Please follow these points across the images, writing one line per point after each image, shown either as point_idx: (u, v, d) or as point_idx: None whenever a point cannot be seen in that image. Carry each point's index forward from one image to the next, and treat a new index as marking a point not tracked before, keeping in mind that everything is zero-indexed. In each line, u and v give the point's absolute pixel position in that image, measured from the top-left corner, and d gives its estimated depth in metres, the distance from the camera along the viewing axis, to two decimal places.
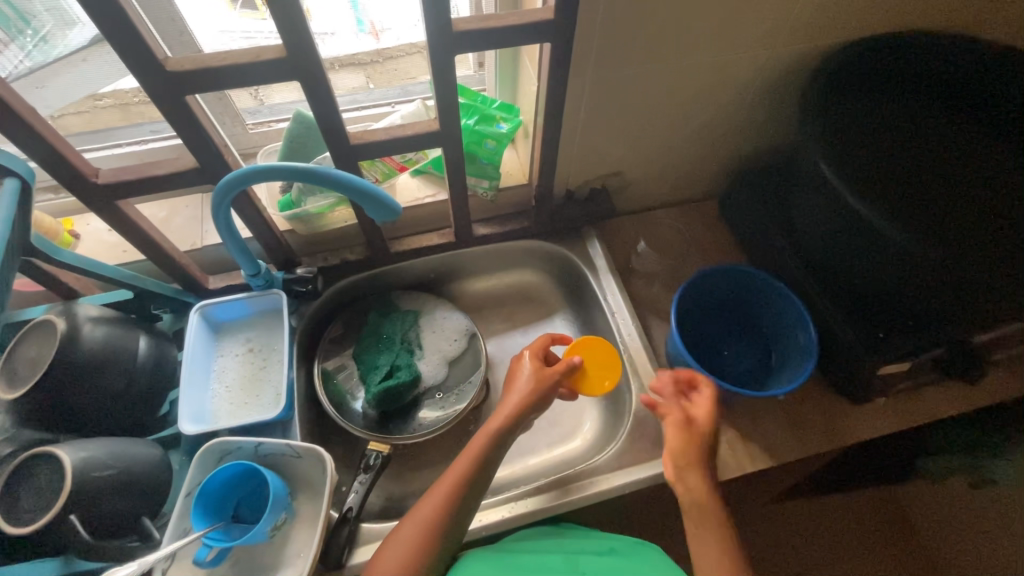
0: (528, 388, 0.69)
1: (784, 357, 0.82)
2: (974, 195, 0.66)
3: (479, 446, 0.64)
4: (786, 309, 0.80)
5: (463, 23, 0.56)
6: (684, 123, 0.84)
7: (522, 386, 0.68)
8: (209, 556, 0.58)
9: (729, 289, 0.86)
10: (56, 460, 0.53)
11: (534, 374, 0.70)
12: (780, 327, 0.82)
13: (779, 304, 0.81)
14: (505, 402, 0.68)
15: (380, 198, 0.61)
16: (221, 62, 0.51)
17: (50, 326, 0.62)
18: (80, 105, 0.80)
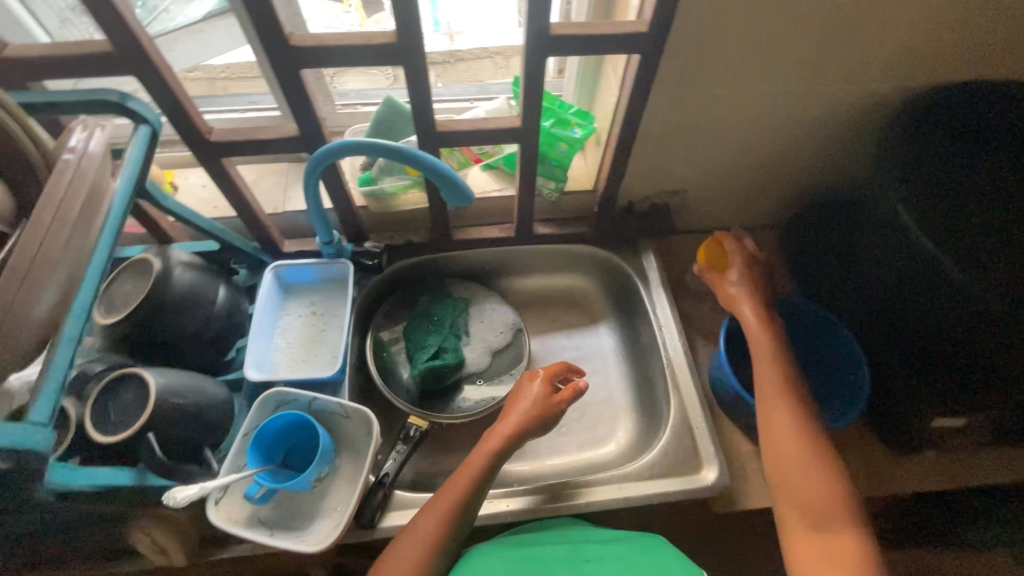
0: (533, 411, 0.71)
1: (831, 395, 0.81)
2: None
3: (478, 464, 0.66)
4: (840, 347, 0.79)
5: (561, 27, 0.59)
6: (757, 149, 0.84)
7: (529, 408, 0.71)
8: (257, 494, 0.63)
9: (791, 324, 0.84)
10: (144, 382, 0.59)
11: (541, 399, 0.72)
12: (831, 365, 0.81)
13: (832, 340, 0.80)
14: (510, 419, 0.71)
15: (456, 183, 0.65)
16: (337, 41, 0.56)
17: (147, 265, 0.68)
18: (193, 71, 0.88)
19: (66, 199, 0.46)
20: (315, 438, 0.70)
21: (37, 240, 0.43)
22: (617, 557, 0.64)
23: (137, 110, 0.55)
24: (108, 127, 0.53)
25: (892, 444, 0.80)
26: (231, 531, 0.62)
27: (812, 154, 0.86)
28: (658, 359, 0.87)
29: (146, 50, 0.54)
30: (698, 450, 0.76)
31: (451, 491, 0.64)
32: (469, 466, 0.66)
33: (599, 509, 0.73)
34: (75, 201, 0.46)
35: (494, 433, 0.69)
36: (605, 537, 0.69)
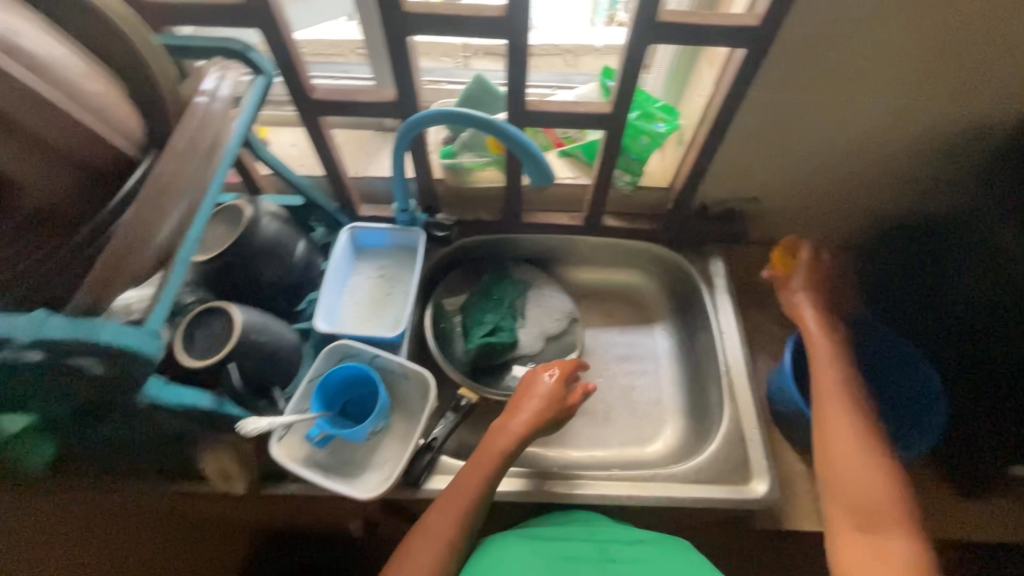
0: (545, 408, 0.71)
1: (895, 427, 0.78)
2: None
3: (486, 466, 0.66)
4: (912, 377, 0.76)
5: (669, 15, 0.58)
6: (848, 162, 0.81)
7: (541, 405, 0.71)
8: (318, 437, 0.66)
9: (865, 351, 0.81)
10: (229, 317, 0.63)
11: (549, 399, 0.72)
12: (899, 394, 0.78)
13: (904, 369, 0.77)
14: (523, 415, 0.70)
15: (540, 160, 0.65)
16: (449, 11, 0.58)
17: (240, 211, 0.73)
18: None
19: (198, 132, 0.47)
20: (374, 394, 0.73)
21: (171, 162, 0.44)
22: (641, 557, 0.63)
23: (255, 61, 0.59)
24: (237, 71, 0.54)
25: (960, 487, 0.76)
26: (290, 467, 0.65)
27: (907, 174, 0.82)
28: (714, 366, 0.85)
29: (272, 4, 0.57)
30: (749, 462, 0.74)
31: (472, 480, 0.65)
32: (488, 456, 0.66)
33: (640, 504, 0.72)
34: (204, 135, 0.47)
35: (501, 432, 0.69)
36: (625, 535, 0.67)
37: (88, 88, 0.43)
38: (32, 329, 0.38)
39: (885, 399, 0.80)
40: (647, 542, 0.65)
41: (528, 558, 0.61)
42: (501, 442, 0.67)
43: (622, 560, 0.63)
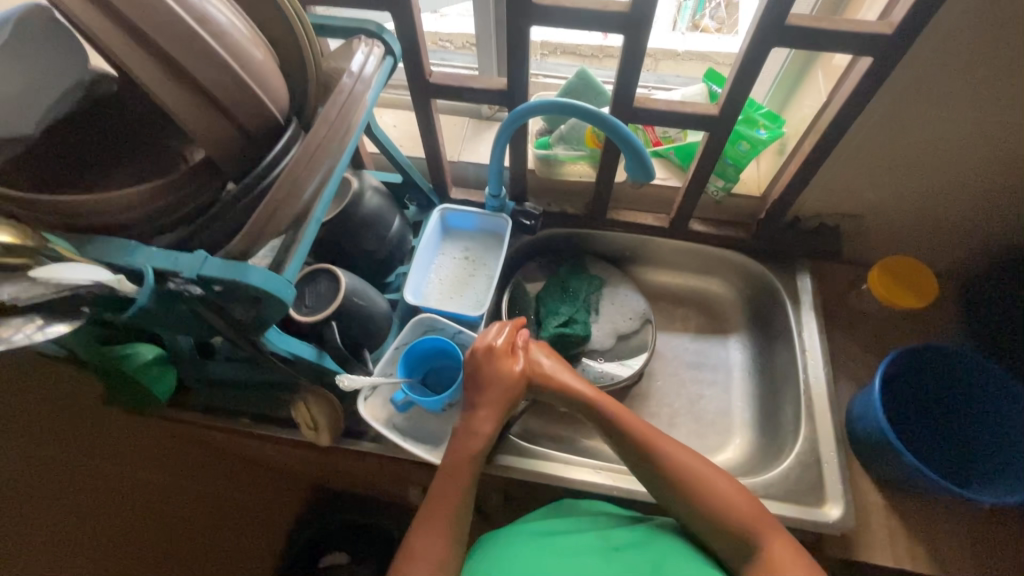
0: (507, 392, 0.64)
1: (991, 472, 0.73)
2: None
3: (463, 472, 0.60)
4: (1013, 419, 0.71)
5: (797, 19, 0.57)
6: (967, 187, 0.76)
7: (498, 387, 0.64)
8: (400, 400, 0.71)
9: (978, 393, 0.74)
10: (335, 279, 0.68)
11: (500, 385, 0.64)
12: (995, 436, 0.73)
13: (1004, 410, 0.72)
14: (482, 401, 0.64)
15: (642, 156, 0.66)
16: (573, 5, 0.59)
17: (347, 184, 0.78)
18: None
19: (348, 104, 0.50)
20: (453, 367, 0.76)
21: (326, 128, 0.48)
22: (646, 543, 0.60)
23: (387, 42, 0.63)
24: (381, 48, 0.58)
25: None
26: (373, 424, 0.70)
27: None
28: (792, 384, 0.82)
29: None
30: (823, 485, 0.72)
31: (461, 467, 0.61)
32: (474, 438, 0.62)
33: None
34: (352, 106, 0.51)
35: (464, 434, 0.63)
36: (623, 524, 0.64)
37: (256, 56, 0.48)
38: (195, 266, 0.44)
39: (982, 439, 0.75)
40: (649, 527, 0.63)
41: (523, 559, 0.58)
42: (479, 419, 0.63)
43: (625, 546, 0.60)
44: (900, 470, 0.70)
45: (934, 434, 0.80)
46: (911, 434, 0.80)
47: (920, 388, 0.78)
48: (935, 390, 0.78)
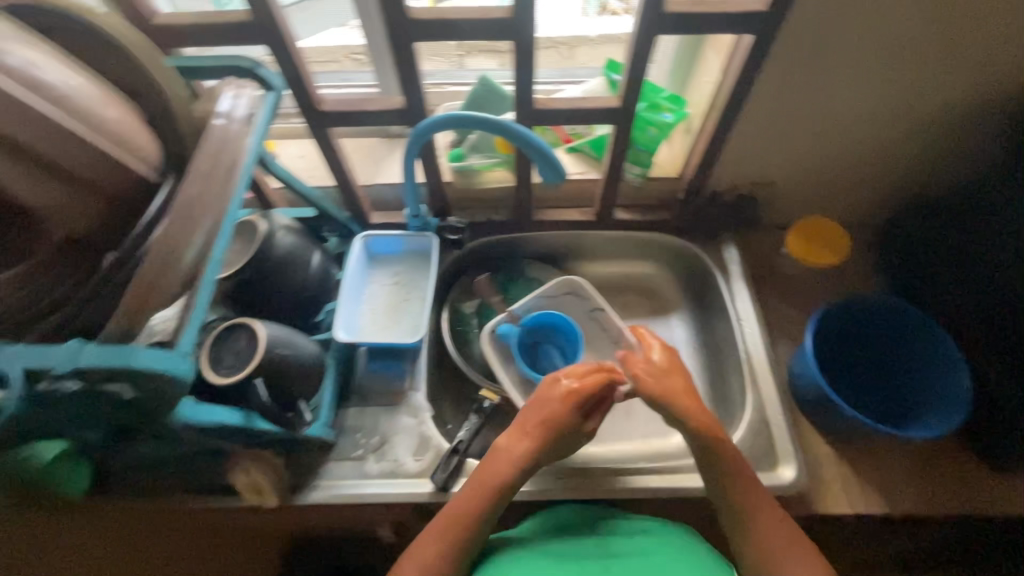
0: (558, 421, 0.64)
1: (923, 407, 0.77)
2: None
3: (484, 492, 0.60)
4: (933, 354, 0.75)
5: (675, 5, 0.58)
6: (860, 143, 0.80)
7: (553, 421, 0.63)
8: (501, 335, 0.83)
9: (898, 332, 0.79)
10: (253, 332, 0.63)
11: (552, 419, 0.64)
12: (924, 372, 0.77)
13: (928, 346, 0.76)
14: (537, 428, 0.64)
15: (548, 155, 0.65)
16: (452, 16, 0.57)
17: (254, 227, 0.73)
18: None
19: (223, 153, 0.48)
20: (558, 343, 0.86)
21: (198, 186, 0.45)
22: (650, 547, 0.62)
23: (264, 77, 0.59)
24: (252, 88, 0.54)
25: (991, 461, 0.75)
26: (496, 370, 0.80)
27: (919, 151, 0.81)
28: (734, 354, 0.84)
29: (276, 20, 0.58)
30: (775, 448, 0.74)
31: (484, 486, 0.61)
32: (512, 459, 0.62)
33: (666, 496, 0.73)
34: (224, 152, 0.48)
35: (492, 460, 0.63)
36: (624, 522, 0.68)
37: (108, 115, 0.44)
38: (70, 357, 0.40)
39: (911, 377, 0.79)
40: (650, 533, 0.65)
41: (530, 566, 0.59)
42: (523, 444, 0.63)
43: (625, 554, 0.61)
44: (841, 420, 0.73)
45: (859, 373, 0.85)
46: (837, 379, 0.85)
47: (845, 335, 0.83)
48: (857, 333, 0.82)
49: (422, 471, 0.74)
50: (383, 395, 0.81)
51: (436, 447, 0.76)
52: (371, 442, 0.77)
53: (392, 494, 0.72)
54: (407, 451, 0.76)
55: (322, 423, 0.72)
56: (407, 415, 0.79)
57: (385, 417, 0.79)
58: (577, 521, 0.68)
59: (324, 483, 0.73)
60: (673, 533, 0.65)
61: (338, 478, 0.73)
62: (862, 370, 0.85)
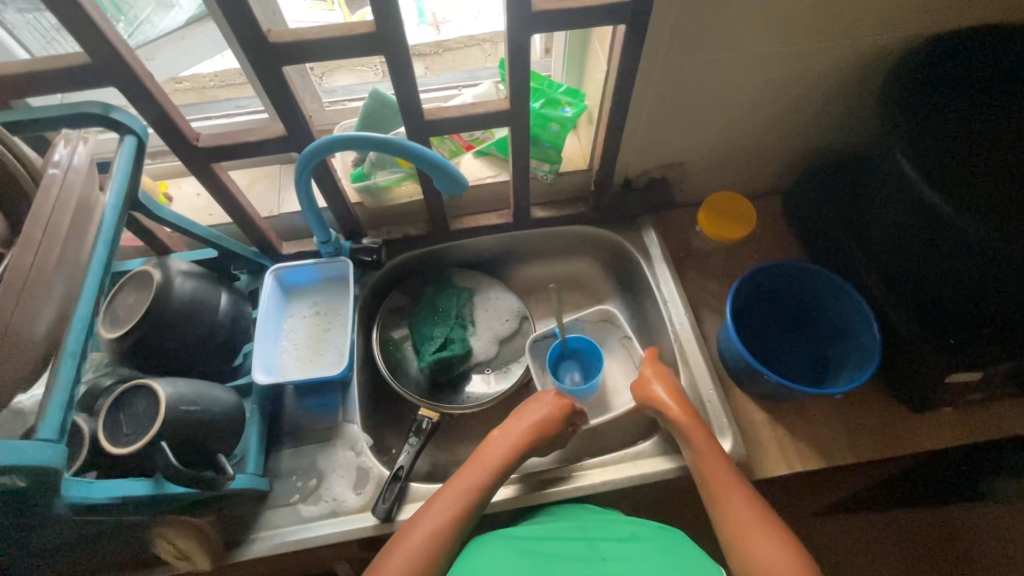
0: (537, 429, 0.70)
1: (841, 360, 0.81)
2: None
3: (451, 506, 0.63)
4: (845, 308, 0.78)
5: (541, 4, 0.58)
6: (751, 117, 0.82)
7: (529, 428, 0.70)
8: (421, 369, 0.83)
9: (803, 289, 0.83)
10: (153, 392, 0.58)
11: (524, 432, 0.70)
12: (839, 326, 0.81)
13: (839, 301, 0.79)
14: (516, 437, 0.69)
15: (447, 168, 0.64)
16: (315, 36, 0.56)
17: (147, 276, 0.66)
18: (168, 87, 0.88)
19: (55, 214, 0.46)
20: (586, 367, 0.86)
21: (32, 252, 0.43)
22: (637, 550, 0.62)
23: (121, 120, 0.55)
24: (92, 137, 0.52)
25: (908, 402, 0.80)
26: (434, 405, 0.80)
27: (806, 117, 0.85)
28: (664, 336, 0.86)
29: (126, 61, 0.54)
30: (710, 423, 0.76)
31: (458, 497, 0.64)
32: (484, 473, 0.66)
33: (615, 488, 0.74)
34: (63, 214, 0.47)
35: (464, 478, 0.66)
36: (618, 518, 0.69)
37: None
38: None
39: (829, 330, 0.83)
40: (641, 540, 0.64)
41: (510, 554, 0.61)
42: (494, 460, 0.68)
43: (613, 556, 0.62)
44: (766, 386, 0.76)
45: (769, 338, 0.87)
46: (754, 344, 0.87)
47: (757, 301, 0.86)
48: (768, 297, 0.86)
49: (364, 505, 0.71)
50: (319, 431, 0.77)
51: (377, 476, 0.74)
52: (309, 482, 0.73)
53: (335, 534, 0.69)
54: (348, 486, 0.73)
55: (250, 472, 0.69)
56: (346, 448, 0.76)
57: (322, 454, 0.76)
58: (564, 521, 0.68)
59: (262, 535, 0.69)
60: (665, 541, 0.64)
61: (277, 527, 0.70)
62: (784, 330, 0.88)
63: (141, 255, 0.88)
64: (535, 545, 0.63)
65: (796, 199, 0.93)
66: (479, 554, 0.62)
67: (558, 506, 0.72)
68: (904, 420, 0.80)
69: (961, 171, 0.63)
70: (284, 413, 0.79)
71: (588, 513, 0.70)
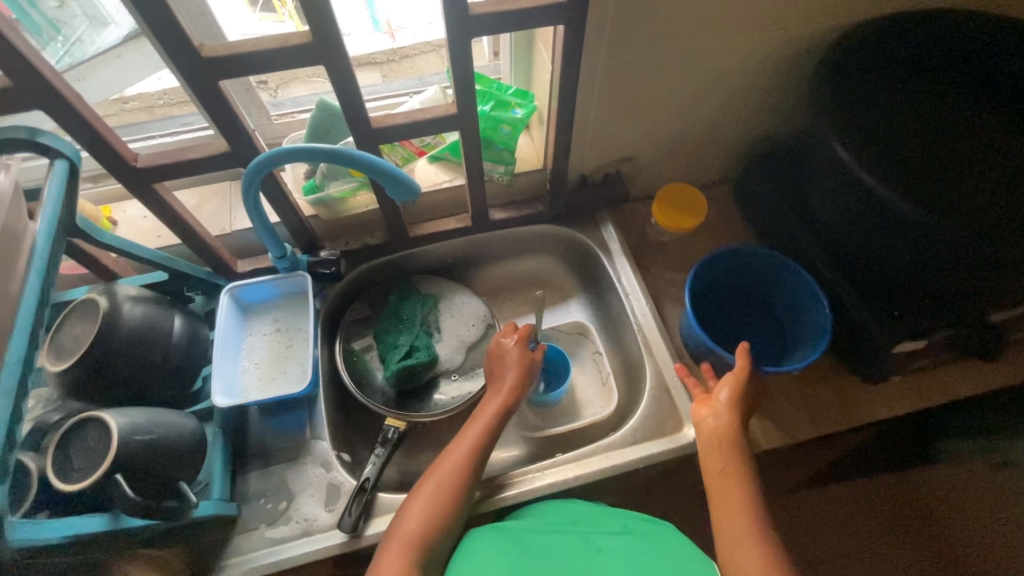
0: (522, 362, 0.74)
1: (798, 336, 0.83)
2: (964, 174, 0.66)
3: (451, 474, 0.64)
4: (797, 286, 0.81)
5: (479, 7, 0.60)
6: (695, 110, 0.85)
7: (515, 361, 0.74)
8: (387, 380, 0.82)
9: (753, 267, 0.86)
10: (105, 424, 0.56)
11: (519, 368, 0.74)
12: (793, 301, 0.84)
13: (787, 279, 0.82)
14: (510, 373, 0.73)
15: (399, 176, 0.63)
16: (250, 48, 0.55)
17: (93, 304, 0.64)
18: (108, 107, 0.86)
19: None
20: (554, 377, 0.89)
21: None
22: (627, 544, 0.63)
23: (49, 144, 0.52)
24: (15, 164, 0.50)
25: (861, 374, 0.83)
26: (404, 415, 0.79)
27: (748, 107, 0.88)
28: (628, 328, 0.88)
29: (52, 83, 0.52)
30: (676, 409, 0.78)
31: (435, 503, 0.61)
32: (449, 475, 0.64)
33: (588, 481, 0.74)
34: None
35: (459, 441, 0.67)
36: (607, 512, 0.70)
37: None
38: None
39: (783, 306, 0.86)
40: (631, 531, 0.66)
41: (506, 548, 0.61)
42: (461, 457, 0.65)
43: (608, 547, 0.63)
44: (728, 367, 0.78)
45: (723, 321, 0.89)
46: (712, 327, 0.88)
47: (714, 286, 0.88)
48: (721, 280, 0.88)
49: (335, 521, 0.70)
50: (286, 450, 0.76)
51: (348, 490, 0.73)
52: (278, 503, 0.72)
53: (309, 553, 0.68)
54: (319, 504, 0.72)
55: (215, 498, 0.67)
56: (315, 465, 0.75)
57: (290, 473, 0.74)
58: (543, 518, 0.69)
59: (233, 561, 0.67)
60: (657, 532, 0.66)
61: (247, 552, 0.68)
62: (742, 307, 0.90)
63: (86, 282, 0.84)
64: (527, 540, 0.63)
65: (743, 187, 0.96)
66: (474, 549, 0.62)
67: (532, 504, 0.73)
68: (857, 392, 0.83)
69: (889, 157, 0.67)
70: (248, 435, 0.77)
71: (562, 508, 0.71)
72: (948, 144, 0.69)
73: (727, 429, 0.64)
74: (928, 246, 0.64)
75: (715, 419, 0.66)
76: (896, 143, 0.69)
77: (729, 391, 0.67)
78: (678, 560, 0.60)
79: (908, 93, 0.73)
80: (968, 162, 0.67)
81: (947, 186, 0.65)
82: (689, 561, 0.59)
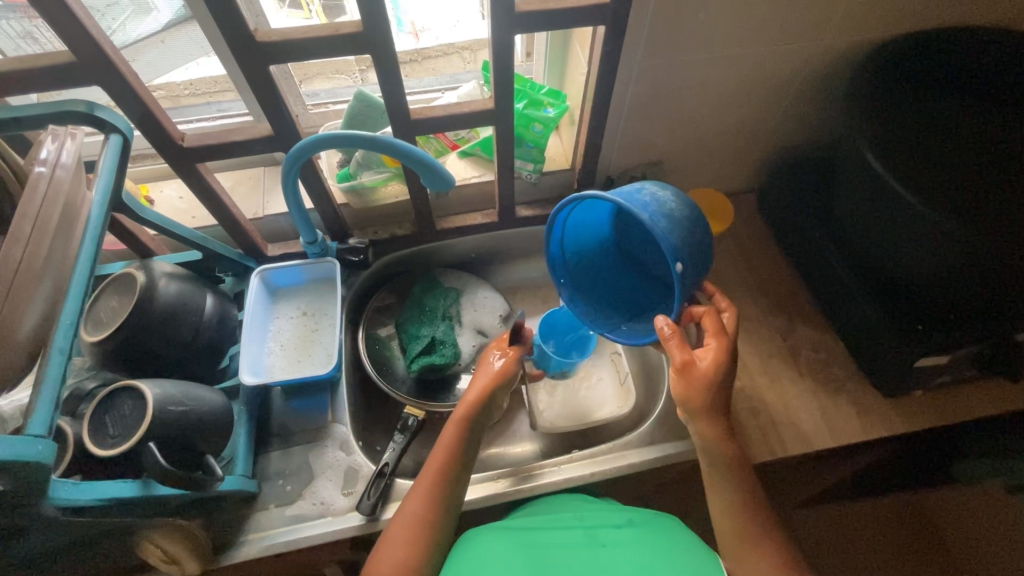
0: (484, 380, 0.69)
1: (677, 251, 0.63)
2: (983, 179, 0.65)
3: (443, 454, 0.64)
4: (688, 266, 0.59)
5: (524, 5, 0.61)
6: (726, 115, 0.85)
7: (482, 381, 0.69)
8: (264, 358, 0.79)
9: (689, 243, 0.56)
10: (140, 392, 0.57)
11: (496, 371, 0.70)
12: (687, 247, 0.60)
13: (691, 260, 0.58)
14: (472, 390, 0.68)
15: (435, 167, 0.64)
16: (302, 36, 0.57)
17: (130, 279, 0.65)
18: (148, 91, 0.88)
19: (45, 207, 0.46)
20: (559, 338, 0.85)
21: (21, 248, 0.43)
22: (632, 539, 0.63)
23: (106, 119, 0.55)
24: (79, 134, 0.52)
25: (882, 389, 0.83)
26: (432, 406, 0.80)
27: (779, 115, 0.88)
28: None
29: (112, 60, 0.55)
30: None
31: (421, 495, 0.61)
32: (440, 457, 0.64)
33: (603, 478, 0.74)
34: (53, 211, 0.46)
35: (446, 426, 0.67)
36: (616, 508, 0.71)
37: None
38: (25, 448, 0.40)
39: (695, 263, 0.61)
40: (637, 525, 0.66)
41: (511, 547, 0.62)
42: (444, 443, 0.65)
43: (614, 543, 0.63)
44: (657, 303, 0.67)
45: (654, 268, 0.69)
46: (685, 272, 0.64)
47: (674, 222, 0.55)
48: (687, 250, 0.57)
49: (353, 504, 0.71)
50: (306, 432, 0.77)
51: (366, 474, 0.74)
52: (297, 484, 0.73)
53: (326, 534, 0.69)
54: (336, 488, 0.73)
55: (238, 474, 0.69)
56: (334, 449, 0.76)
57: (310, 455, 0.75)
58: (556, 514, 0.69)
59: (252, 537, 0.68)
60: (663, 527, 0.66)
61: (266, 529, 0.69)
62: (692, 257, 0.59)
63: (122, 259, 0.86)
64: (530, 538, 0.64)
65: (615, 130, 0.84)
66: (478, 546, 0.62)
67: (546, 500, 0.73)
68: (881, 406, 0.83)
69: (918, 164, 0.67)
70: (271, 415, 0.78)
71: (575, 505, 0.71)
72: (991, 155, 0.68)
73: (711, 434, 0.60)
74: (956, 255, 0.63)
75: (693, 424, 0.61)
76: (931, 151, 0.68)
77: (679, 384, 0.59)
78: (687, 556, 0.60)
79: (947, 105, 0.72)
80: (1001, 168, 0.66)
81: (985, 197, 0.63)
82: (698, 560, 0.59)
